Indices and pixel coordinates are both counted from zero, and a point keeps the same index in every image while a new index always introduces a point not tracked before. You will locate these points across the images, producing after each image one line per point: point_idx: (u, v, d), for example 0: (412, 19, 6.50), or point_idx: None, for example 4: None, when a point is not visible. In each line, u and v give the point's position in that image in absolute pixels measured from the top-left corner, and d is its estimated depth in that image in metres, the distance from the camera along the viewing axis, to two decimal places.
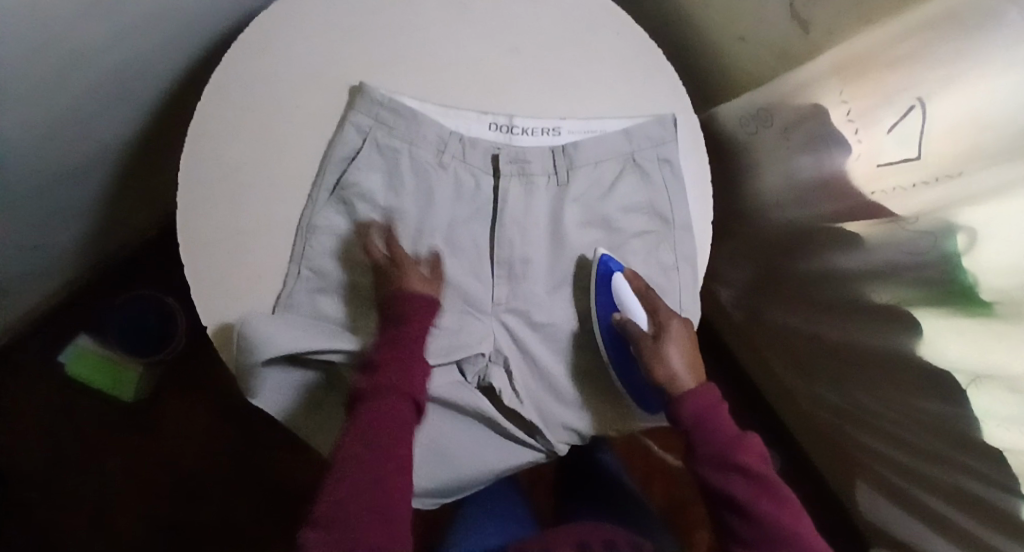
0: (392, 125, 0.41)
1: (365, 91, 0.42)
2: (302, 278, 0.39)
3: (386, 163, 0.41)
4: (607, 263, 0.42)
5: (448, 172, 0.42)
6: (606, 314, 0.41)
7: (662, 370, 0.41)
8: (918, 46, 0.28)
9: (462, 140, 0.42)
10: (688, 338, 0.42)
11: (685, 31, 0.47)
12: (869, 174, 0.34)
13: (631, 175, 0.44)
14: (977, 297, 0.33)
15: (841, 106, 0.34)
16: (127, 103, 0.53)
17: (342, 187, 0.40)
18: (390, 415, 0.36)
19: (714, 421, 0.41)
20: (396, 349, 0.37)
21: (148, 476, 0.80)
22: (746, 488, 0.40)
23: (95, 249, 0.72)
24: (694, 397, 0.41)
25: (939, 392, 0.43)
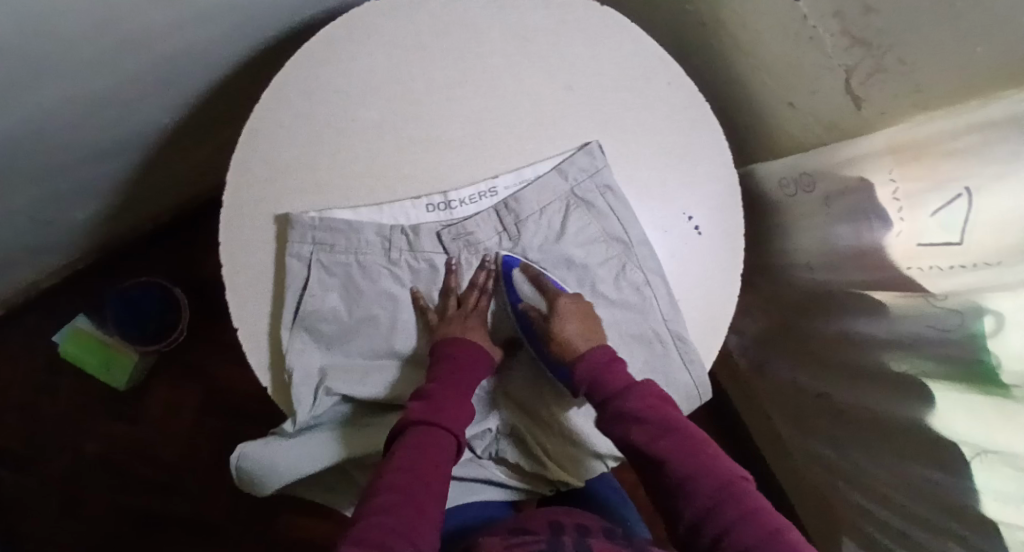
0: (333, 243, 0.41)
1: (292, 222, 0.40)
2: (296, 338, 0.40)
3: (348, 252, 0.41)
4: (507, 260, 0.44)
5: (404, 266, 0.43)
6: (515, 303, 0.45)
7: (558, 344, 0.43)
8: (971, 141, 0.30)
9: (405, 232, 0.42)
10: (584, 311, 0.44)
11: (734, 88, 0.49)
12: (908, 251, 0.36)
13: (613, 227, 0.45)
14: (996, 378, 0.34)
15: (889, 184, 0.36)
16: (173, 88, 0.53)
17: (320, 256, 0.41)
18: (435, 435, 0.39)
19: (607, 378, 0.43)
20: (459, 376, 0.41)
21: (128, 459, 0.78)
22: (667, 442, 0.41)
23: (108, 228, 0.71)
24: (588, 361, 0.43)
25: (941, 462, 0.45)
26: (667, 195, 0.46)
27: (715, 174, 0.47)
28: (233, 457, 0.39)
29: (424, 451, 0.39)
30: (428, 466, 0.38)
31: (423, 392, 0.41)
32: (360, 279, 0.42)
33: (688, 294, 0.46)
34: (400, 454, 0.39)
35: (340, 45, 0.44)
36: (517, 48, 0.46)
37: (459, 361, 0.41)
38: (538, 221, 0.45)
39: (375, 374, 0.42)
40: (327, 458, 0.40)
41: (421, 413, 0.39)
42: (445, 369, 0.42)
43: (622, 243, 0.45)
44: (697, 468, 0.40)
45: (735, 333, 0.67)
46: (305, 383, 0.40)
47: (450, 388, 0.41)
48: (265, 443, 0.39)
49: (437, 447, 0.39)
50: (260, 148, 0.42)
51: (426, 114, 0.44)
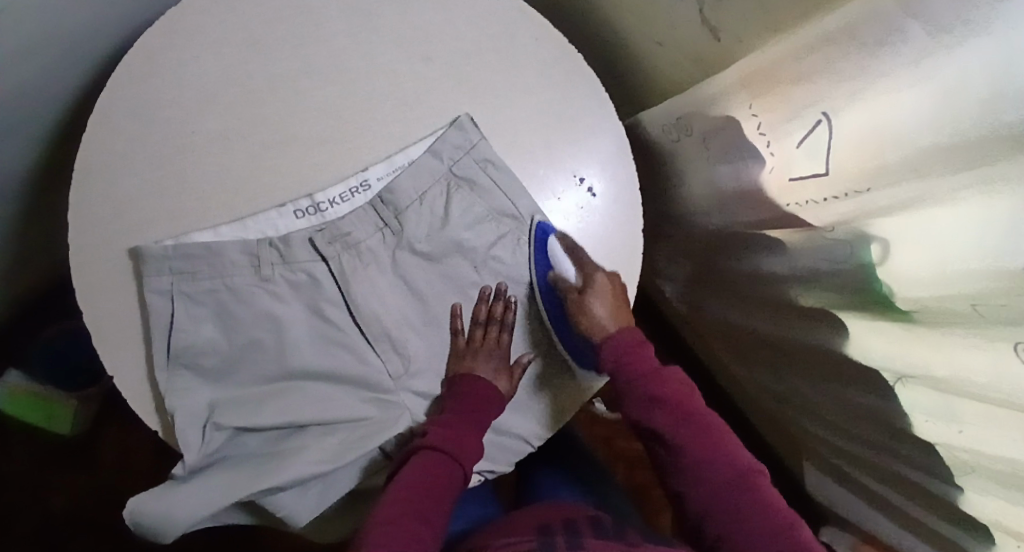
0: (194, 271, 0.38)
1: (143, 256, 0.38)
2: (175, 378, 0.38)
3: (212, 276, 0.39)
4: (544, 228, 0.42)
5: (281, 282, 0.40)
6: (542, 273, 0.43)
7: (589, 320, 0.43)
8: (817, 59, 0.27)
9: (274, 245, 0.39)
10: (616, 289, 0.43)
11: (605, 34, 0.46)
12: (783, 186, 0.34)
13: (500, 204, 0.42)
14: (895, 305, 0.33)
15: (751, 119, 0.33)
16: (23, 132, 0.49)
17: (185, 287, 0.38)
18: (445, 465, 0.40)
19: (634, 362, 0.44)
20: (467, 411, 0.41)
21: (91, 505, 0.76)
22: (665, 417, 0.43)
23: (17, 281, 0.68)
24: (611, 349, 0.43)
25: (869, 388, 0.44)
26: (554, 158, 0.44)
27: (600, 128, 0.44)
28: (126, 517, 0.37)
29: (430, 474, 0.40)
30: (430, 486, 0.40)
31: (439, 419, 0.41)
32: (235, 305, 0.39)
33: (593, 258, 0.44)
34: (410, 471, 0.40)
35: (165, 58, 0.40)
36: (361, 24, 0.42)
37: (473, 395, 0.41)
38: (419, 209, 0.42)
39: (272, 401, 0.39)
40: (216, 501, 0.37)
41: (435, 440, 0.39)
42: (462, 395, 0.41)
43: (511, 218, 0.42)
44: (691, 435, 0.43)
45: (667, 281, 0.65)
46: (192, 423, 0.38)
47: (461, 418, 0.41)
48: (159, 492, 0.38)
49: (443, 478, 0.40)
50: (99, 186, 0.39)
51: (274, 115, 0.40)
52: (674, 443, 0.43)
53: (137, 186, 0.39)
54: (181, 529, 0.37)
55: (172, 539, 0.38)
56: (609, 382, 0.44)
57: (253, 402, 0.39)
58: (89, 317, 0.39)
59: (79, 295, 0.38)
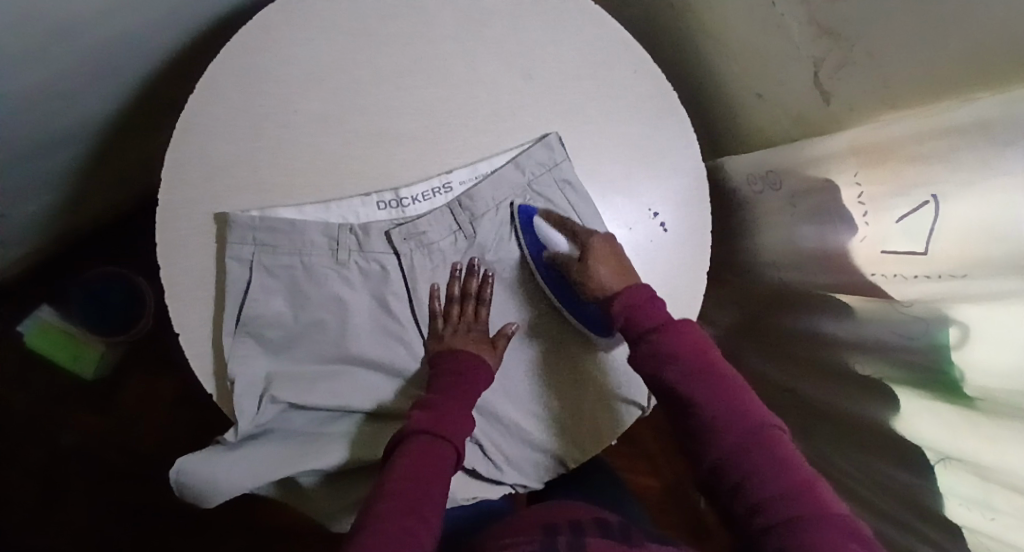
0: (275, 245, 0.39)
1: (231, 222, 0.39)
2: (238, 346, 0.39)
3: (291, 253, 0.39)
4: (524, 209, 0.43)
5: (354, 269, 0.41)
6: (536, 251, 0.43)
7: (596, 288, 0.41)
8: (937, 145, 0.28)
9: (354, 232, 0.40)
10: (616, 253, 0.42)
11: (701, 77, 0.47)
12: (872, 256, 0.34)
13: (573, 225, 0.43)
14: (961, 389, 0.33)
15: (853, 186, 0.34)
16: (121, 79, 0.50)
17: (264, 257, 0.39)
18: (439, 450, 0.38)
19: (648, 315, 0.40)
20: (455, 389, 0.39)
21: (99, 449, 0.77)
22: (680, 369, 0.39)
23: (70, 221, 0.69)
24: (625, 297, 0.41)
25: (906, 464, 0.44)
26: (633, 190, 0.44)
27: (682, 166, 0.45)
28: (171, 477, 0.38)
29: (421, 461, 0.37)
30: (425, 471, 0.37)
31: (425, 402, 0.39)
32: (307, 283, 0.40)
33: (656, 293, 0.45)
34: (401, 461, 0.37)
35: (283, 36, 0.41)
36: (472, 32, 0.43)
37: (457, 375, 0.40)
38: (495, 219, 0.42)
39: (326, 383, 0.40)
40: (269, 474, 0.37)
41: (421, 424, 0.37)
42: (447, 378, 0.40)
43: None
44: (708, 391, 0.38)
45: (709, 323, 0.66)
46: (248, 392, 0.38)
47: (448, 400, 0.39)
48: (208, 456, 0.38)
49: (438, 464, 0.37)
50: (198, 148, 0.39)
51: (375, 106, 0.41)
52: (693, 402, 0.38)
53: (234, 154, 0.40)
54: (224, 496, 0.38)
55: (213, 504, 0.38)
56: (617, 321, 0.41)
57: (309, 383, 0.40)
58: (165, 271, 0.39)
59: (160, 249, 0.39)
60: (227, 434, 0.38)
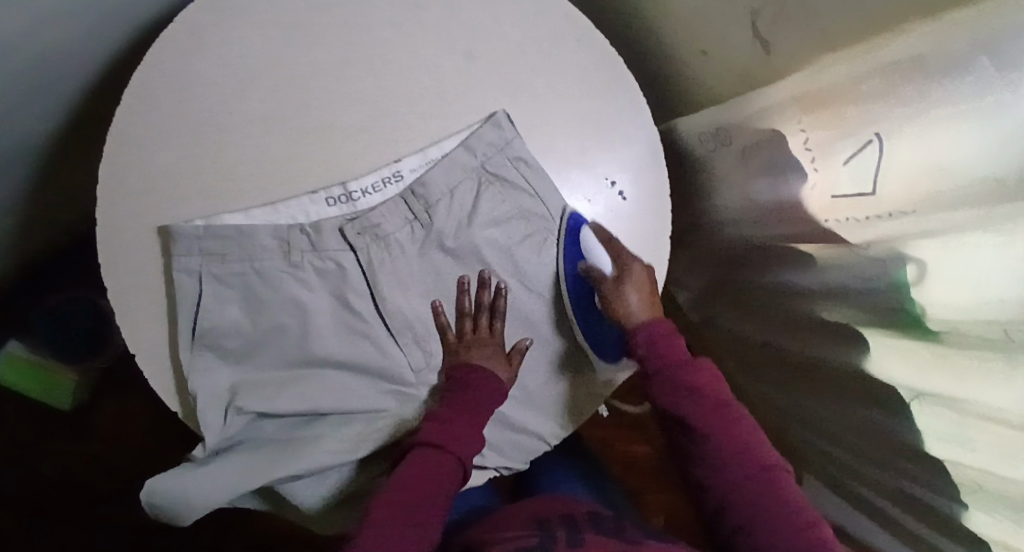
0: (223, 252, 0.38)
1: (174, 235, 0.37)
2: (198, 360, 0.38)
3: (241, 259, 0.38)
4: (575, 218, 0.42)
5: (309, 269, 0.40)
6: (570, 268, 0.43)
7: (623, 315, 0.43)
8: (875, 81, 0.27)
9: (304, 231, 0.39)
10: (652, 282, 0.43)
11: (647, 40, 0.46)
12: (824, 203, 0.34)
13: (530, 203, 0.42)
14: (925, 326, 0.33)
15: (799, 134, 0.33)
16: (50, 99, 0.48)
17: (211, 266, 0.38)
18: (441, 461, 0.39)
19: (666, 348, 0.43)
20: (466, 403, 0.40)
21: (87, 480, 0.76)
22: (696, 407, 0.42)
23: (22, 251, 0.66)
24: (646, 329, 0.43)
25: (882, 406, 0.45)
26: (587, 161, 0.44)
27: (636, 133, 0.44)
28: (142, 502, 0.37)
29: (427, 472, 0.39)
30: (428, 482, 0.39)
31: (435, 413, 0.40)
32: (262, 290, 0.39)
33: (620, 263, 0.44)
34: (406, 468, 0.39)
35: (207, 36, 0.39)
36: (407, 16, 0.42)
37: (472, 391, 0.40)
38: (450, 204, 0.41)
39: (294, 387, 0.39)
40: (239, 484, 0.37)
41: (428, 436, 0.39)
42: (461, 393, 0.41)
43: (542, 218, 0.42)
44: (705, 411, 0.42)
45: (681, 288, 0.66)
46: (214, 406, 0.38)
47: (459, 417, 0.40)
48: (178, 473, 0.37)
49: (442, 476, 0.39)
50: (132, 161, 0.38)
51: (312, 100, 0.40)
52: (697, 427, 0.42)
53: (171, 164, 0.38)
54: (199, 513, 0.37)
55: (190, 521, 0.38)
56: (637, 353, 0.44)
57: (278, 390, 0.39)
58: (114, 293, 0.38)
59: (105, 269, 0.38)
60: (197, 449, 0.38)
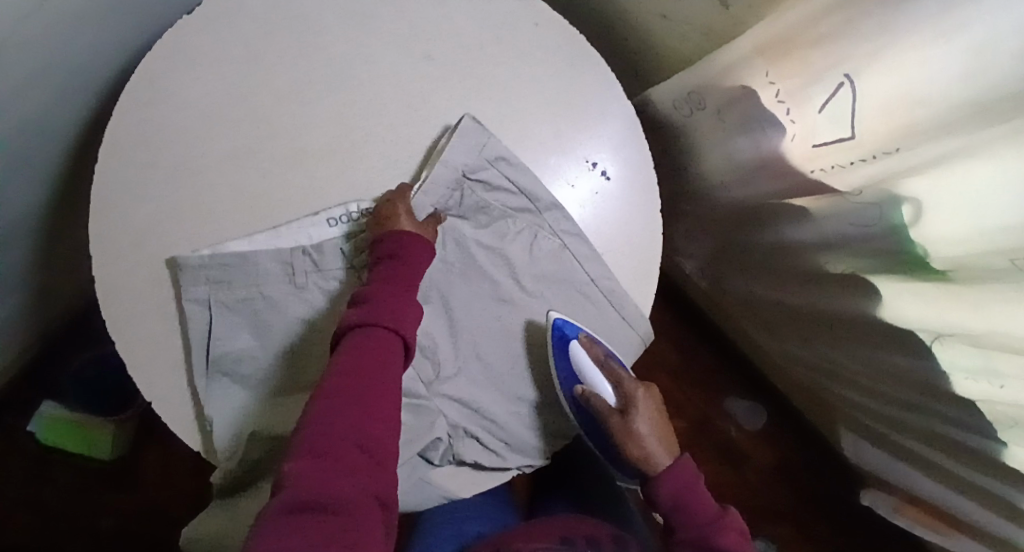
0: (229, 280, 0.38)
1: (182, 265, 0.38)
2: (214, 393, 0.39)
3: (247, 285, 0.39)
4: (562, 326, 0.41)
5: (313, 289, 0.40)
6: (570, 388, 0.42)
7: (637, 448, 0.43)
8: (835, 22, 0.26)
9: (308, 253, 0.39)
10: (657, 408, 0.45)
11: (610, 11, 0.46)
12: (807, 154, 0.33)
13: (521, 201, 0.42)
14: (930, 264, 0.32)
15: (768, 87, 0.32)
16: (39, 165, 0.50)
17: (217, 294, 0.38)
18: (383, 342, 0.35)
19: (692, 503, 0.42)
20: (394, 275, 0.37)
21: (136, 526, 0.78)
22: None
23: (43, 313, 0.69)
24: (671, 481, 0.42)
25: (903, 349, 0.43)
26: (566, 146, 0.43)
27: (610, 110, 0.44)
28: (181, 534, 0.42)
29: (365, 349, 0.34)
30: (367, 397, 0.32)
31: (362, 295, 0.37)
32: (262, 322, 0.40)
33: (615, 243, 0.43)
34: (343, 355, 0.34)
35: (172, 81, 0.40)
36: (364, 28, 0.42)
37: (400, 268, 0.37)
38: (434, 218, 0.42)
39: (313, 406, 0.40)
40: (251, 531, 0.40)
41: (355, 318, 0.35)
42: (387, 266, 0.38)
43: (530, 212, 0.42)
44: None
45: (686, 258, 0.65)
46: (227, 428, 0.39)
47: (383, 290, 0.37)
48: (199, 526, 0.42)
49: (384, 361, 0.34)
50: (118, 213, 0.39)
51: (282, 127, 0.40)
52: None
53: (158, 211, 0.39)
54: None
55: None
56: (664, 503, 0.43)
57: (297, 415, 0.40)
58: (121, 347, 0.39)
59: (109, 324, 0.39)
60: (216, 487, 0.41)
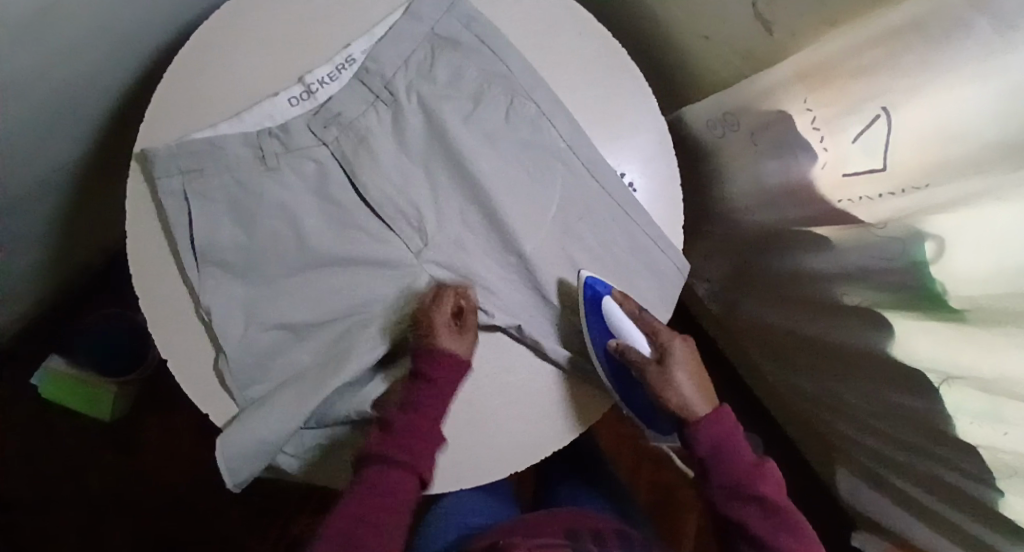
0: (200, 168, 0.41)
1: (152, 158, 0.41)
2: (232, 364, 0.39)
3: (218, 173, 0.41)
4: (591, 284, 0.42)
5: (286, 167, 0.42)
6: (603, 341, 0.42)
7: (674, 399, 0.43)
8: (877, 56, 0.27)
9: (274, 133, 0.42)
10: (694, 361, 0.44)
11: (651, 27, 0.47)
12: (837, 182, 0.33)
13: (501, 101, 0.44)
14: (947, 303, 0.32)
15: (806, 113, 0.33)
16: (81, 122, 0.51)
17: (191, 185, 0.41)
18: (404, 485, 0.39)
19: (731, 449, 0.43)
20: (422, 424, 0.38)
21: (129, 490, 0.79)
22: (757, 515, 0.42)
23: (62, 269, 0.70)
24: (709, 428, 0.42)
25: (910, 387, 0.43)
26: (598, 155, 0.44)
27: (643, 124, 0.45)
28: (223, 480, 0.39)
29: (385, 494, 0.38)
30: (379, 513, 0.39)
31: (377, 451, 0.39)
32: (285, 296, 0.41)
33: (646, 247, 0.44)
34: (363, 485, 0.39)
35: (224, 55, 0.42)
36: (430, 24, 0.45)
37: (433, 385, 0.39)
38: (403, 72, 0.44)
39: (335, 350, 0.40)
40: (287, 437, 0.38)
41: (373, 447, 0.39)
42: (427, 390, 0.39)
43: (504, 77, 0.44)
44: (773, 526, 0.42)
45: (701, 280, 0.65)
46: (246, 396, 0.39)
47: (410, 434, 0.38)
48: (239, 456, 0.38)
49: (401, 492, 0.39)
50: (174, 170, 0.41)
51: None
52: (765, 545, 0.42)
53: (214, 173, 0.41)
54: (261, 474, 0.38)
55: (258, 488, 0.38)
56: (699, 449, 0.43)
57: (317, 378, 0.39)
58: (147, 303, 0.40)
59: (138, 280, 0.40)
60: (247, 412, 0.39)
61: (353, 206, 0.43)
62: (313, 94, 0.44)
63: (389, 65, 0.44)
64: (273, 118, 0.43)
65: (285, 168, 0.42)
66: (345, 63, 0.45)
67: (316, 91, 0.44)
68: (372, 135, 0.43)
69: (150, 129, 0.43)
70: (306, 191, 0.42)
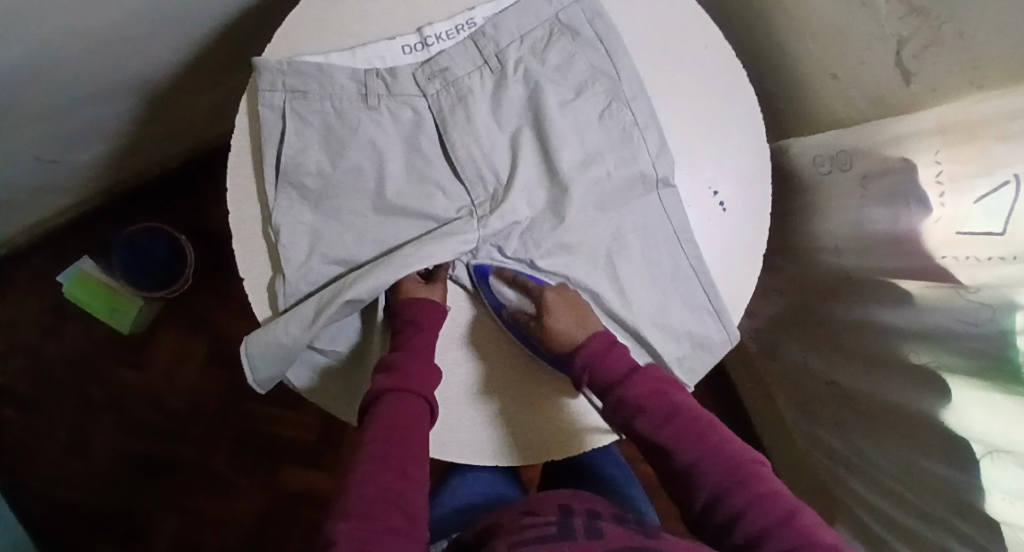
0: (305, 90, 0.42)
1: (260, 69, 0.42)
2: (289, 282, 0.40)
3: (321, 98, 0.42)
4: (481, 268, 0.43)
5: (385, 112, 0.43)
6: (497, 308, 0.43)
7: (561, 344, 0.42)
8: (1002, 111, 0.28)
9: (382, 77, 0.43)
10: (571, 302, 0.42)
11: (786, 58, 0.48)
12: (946, 238, 0.35)
13: (601, 98, 0.44)
14: (1019, 375, 0.31)
15: (934, 166, 0.34)
16: (187, 24, 0.53)
17: (295, 107, 0.42)
18: (411, 407, 0.38)
19: (606, 364, 0.41)
20: (420, 343, 0.40)
21: (126, 396, 0.79)
22: (649, 422, 0.39)
23: (115, 165, 0.71)
24: (586, 349, 0.41)
25: (950, 459, 0.42)
26: (693, 166, 0.45)
27: (741, 146, 0.46)
28: (246, 377, 0.41)
29: (396, 417, 0.37)
30: (400, 454, 0.36)
31: (389, 361, 0.39)
32: (360, 235, 0.42)
33: (688, 278, 0.44)
34: (377, 419, 0.37)
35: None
36: (555, 8, 0.46)
37: (421, 316, 0.41)
38: (518, 47, 0.45)
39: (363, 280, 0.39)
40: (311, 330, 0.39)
41: (384, 384, 0.38)
42: (413, 333, 0.41)
43: (610, 78, 0.45)
44: (676, 432, 0.38)
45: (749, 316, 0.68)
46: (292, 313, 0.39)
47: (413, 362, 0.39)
48: (264, 333, 0.39)
49: (414, 427, 0.37)
50: (280, 85, 0.42)
51: None
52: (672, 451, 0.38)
53: (316, 98, 0.42)
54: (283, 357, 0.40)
55: (266, 373, 0.40)
56: (582, 380, 0.41)
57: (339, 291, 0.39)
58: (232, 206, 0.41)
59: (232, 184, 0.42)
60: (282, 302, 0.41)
61: (438, 162, 0.44)
62: (427, 46, 0.45)
63: (507, 35, 0.45)
64: (383, 60, 0.44)
65: (384, 110, 0.43)
66: (465, 25, 0.46)
67: (431, 44, 0.45)
68: (472, 97, 0.44)
69: (276, 45, 0.44)
70: (399, 136, 0.43)
